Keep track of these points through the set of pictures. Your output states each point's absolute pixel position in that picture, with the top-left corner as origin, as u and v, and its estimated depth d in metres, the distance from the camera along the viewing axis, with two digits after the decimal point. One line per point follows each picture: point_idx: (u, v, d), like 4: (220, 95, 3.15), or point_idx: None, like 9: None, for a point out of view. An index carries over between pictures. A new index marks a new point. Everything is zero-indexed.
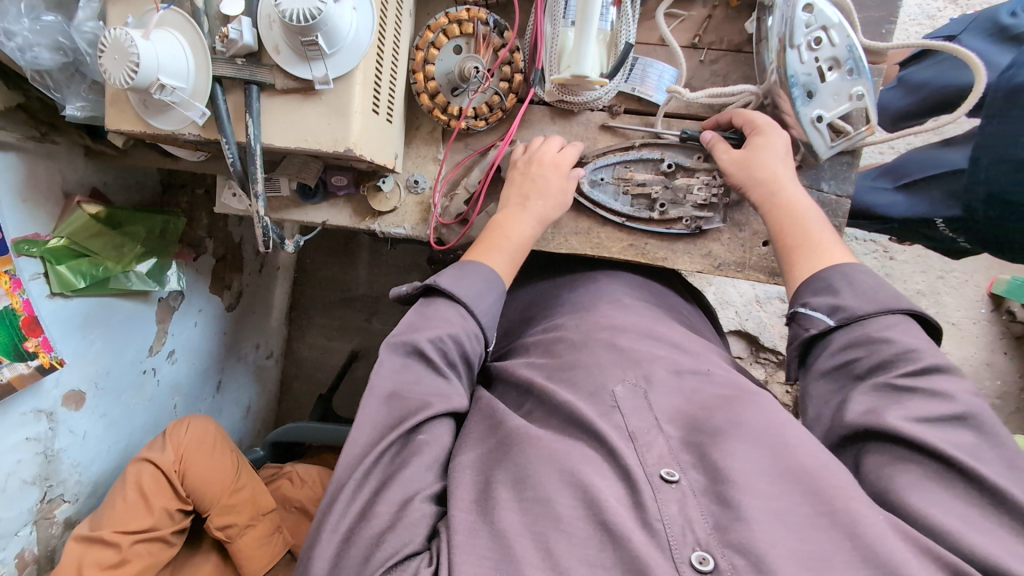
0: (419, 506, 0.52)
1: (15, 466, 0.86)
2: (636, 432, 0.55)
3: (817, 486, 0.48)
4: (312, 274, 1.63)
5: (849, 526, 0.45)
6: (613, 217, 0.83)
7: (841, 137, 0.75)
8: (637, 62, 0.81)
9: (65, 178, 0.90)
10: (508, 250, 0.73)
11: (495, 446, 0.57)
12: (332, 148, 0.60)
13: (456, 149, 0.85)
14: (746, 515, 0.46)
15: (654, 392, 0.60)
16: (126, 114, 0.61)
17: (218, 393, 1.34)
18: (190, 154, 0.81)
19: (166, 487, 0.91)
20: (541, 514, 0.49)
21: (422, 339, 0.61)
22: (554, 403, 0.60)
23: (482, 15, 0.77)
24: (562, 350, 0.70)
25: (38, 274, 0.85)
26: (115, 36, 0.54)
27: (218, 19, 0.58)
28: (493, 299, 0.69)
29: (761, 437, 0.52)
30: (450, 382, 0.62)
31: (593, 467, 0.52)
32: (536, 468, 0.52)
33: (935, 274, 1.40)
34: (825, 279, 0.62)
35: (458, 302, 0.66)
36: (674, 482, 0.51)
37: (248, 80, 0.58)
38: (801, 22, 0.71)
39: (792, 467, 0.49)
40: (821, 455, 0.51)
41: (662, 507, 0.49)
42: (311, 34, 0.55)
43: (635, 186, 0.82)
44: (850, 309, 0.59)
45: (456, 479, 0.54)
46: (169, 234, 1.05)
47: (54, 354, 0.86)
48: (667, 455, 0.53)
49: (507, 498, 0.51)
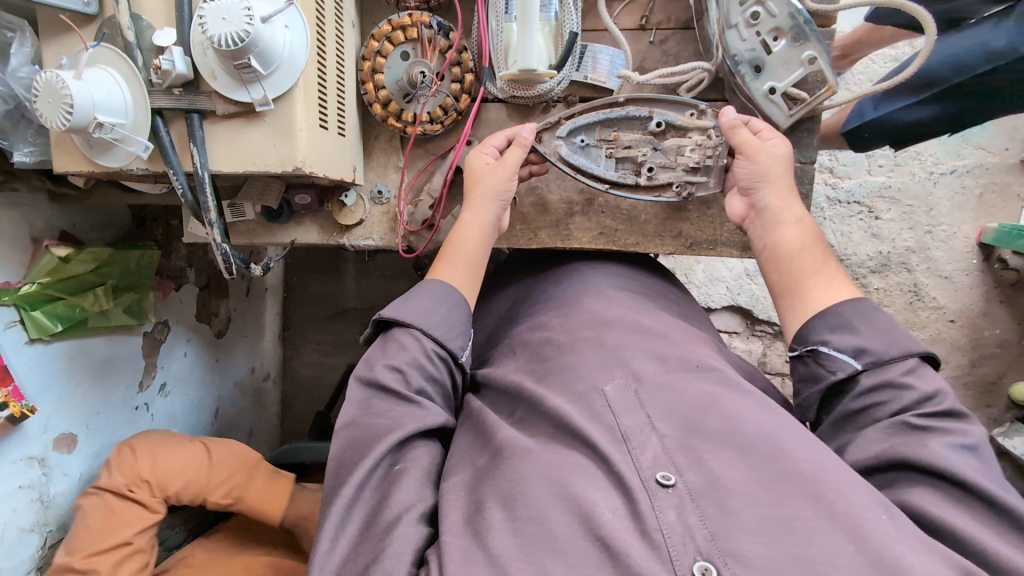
0: (407, 529, 0.53)
1: (11, 515, 0.86)
2: (629, 433, 0.55)
3: (816, 490, 0.47)
4: (300, 292, 1.62)
5: (852, 529, 0.45)
6: (596, 184, 0.81)
7: (800, 104, 0.75)
8: (586, 49, 0.80)
9: (31, 224, 0.90)
10: (460, 262, 0.73)
11: (487, 464, 0.57)
12: (281, 168, 0.59)
13: (416, 155, 0.84)
14: (746, 525, 0.46)
15: (645, 389, 0.59)
16: (73, 155, 0.61)
17: (216, 420, 1.35)
18: (151, 187, 0.81)
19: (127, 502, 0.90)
20: (537, 533, 0.49)
21: (380, 371, 0.62)
22: (543, 411, 0.60)
23: (425, 19, 0.76)
24: (545, 350, 0.69)
25: (13, 322, 0.85)
26: (46, 79, 0.54)
27: (152, 51, 0.57)
28: (445, 310, 0.68)
29: (759, 450, 0.52)
30: (424, 408, 0.61)
31: (586, 480, 0.52)
32: (531, 483, 0.52)
33: (923, 230, 1.40)
34: (839, 313, 0.61)
35: (410, 325, 0.65)
36: (671, 486, 0.50)
37: (188, 109, 0.57)
38: (734, 3, 0.71)
39: (788, 474, 0.49)
40: (821, 458, 0.51)
41: (660, 515, 0.48)
42: (244, 57, 0.54)
43: (621, 149, 0.79)
44: (875, 351, 0.58)
45: (448, 499, 0.55)
46: (145, 268, 1.05)
47: (25, 402, 0.85)
48: (662, 457, 0.52)
49: (499, 519, 0.51)
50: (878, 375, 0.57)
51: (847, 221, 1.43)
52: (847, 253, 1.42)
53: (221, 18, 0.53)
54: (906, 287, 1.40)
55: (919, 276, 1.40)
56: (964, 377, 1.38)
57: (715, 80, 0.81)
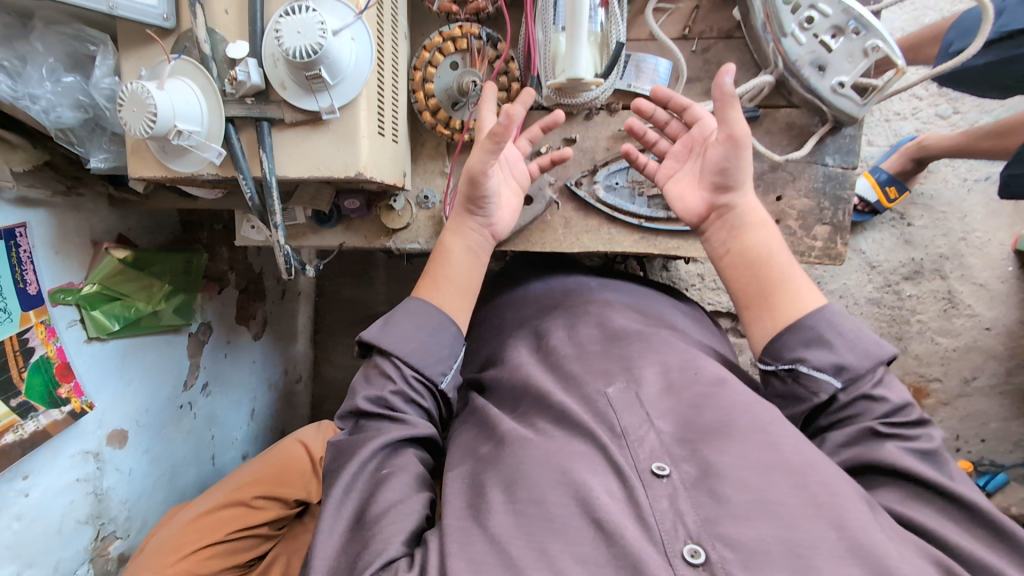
0: (401, 514, 0.57)
1: (68, 507, 0.89)
2: (627, 428, 0.57)
3: (802, 480, 0.51)
4: (333, 296, 1.66)
5: (835, 518, 0.48)
6: (631, 219, 0.85)
7: (871, 92, 0.76)
8: (630, 58, 0.82)
9: (92, 227, 0.93)
10: (453, 289, 0.73)
11: (490, 453, 0.60)
12: (344, 174, 0.62)
13: (462, 161, 0.87)
14: (736, 512, 0.49)
15: (646, 392, 0.61)
16: (147, 161, 0.64)
17: (253, 421, 1.39)
18: (209, 193, 0.84)
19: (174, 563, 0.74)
20: (535, 515, 0.51)
21: (360, 401, 0.64)
22: (547, 401, 0.63)
23: (475, 30, 0.78)
24: (553, 355, 0.70)
25: (74, 321, 0.89)
26: (132, 90, 0.56)
27: (225, 63, 0.60)
28: (444, 338, 0.69)
29: (753, 439, 0.54)
30: (414, 424, 0.64)
31: (586, 465, 0.54)
32: (531, 469, 0.55)
33: (956, 236, 1.38)
34: (813, 326, 0.62)
35: (391, 354, 0.66)
36: (665, 476, 0.53)
37: (259, 118, 0.60)
38: (785, 11, 0.72)
39: (780, 463, 0.52)
40: (807, 450, 0.54)
41: (653, 502, 0.51)
42: (315, 68, 0.57)
43: (650, 187, 0.85)
44: (852, 368, 0.60)
45: (448, 491, 0.58)
46: (193, 271, 1.10)
47: (85, 398, 0.89)
48: (658, 449, 0.55)
49: (499, 502, 0.53)
50: (854, 391, 0.60)
51: (878, 228, 1.42)
52: (878, 260, 1.41)
53: (295, 31, 0.55)
54: (940, 294, 1.39)
55: (953, 283, 1.39)
56: (1004, 387, 1.37)
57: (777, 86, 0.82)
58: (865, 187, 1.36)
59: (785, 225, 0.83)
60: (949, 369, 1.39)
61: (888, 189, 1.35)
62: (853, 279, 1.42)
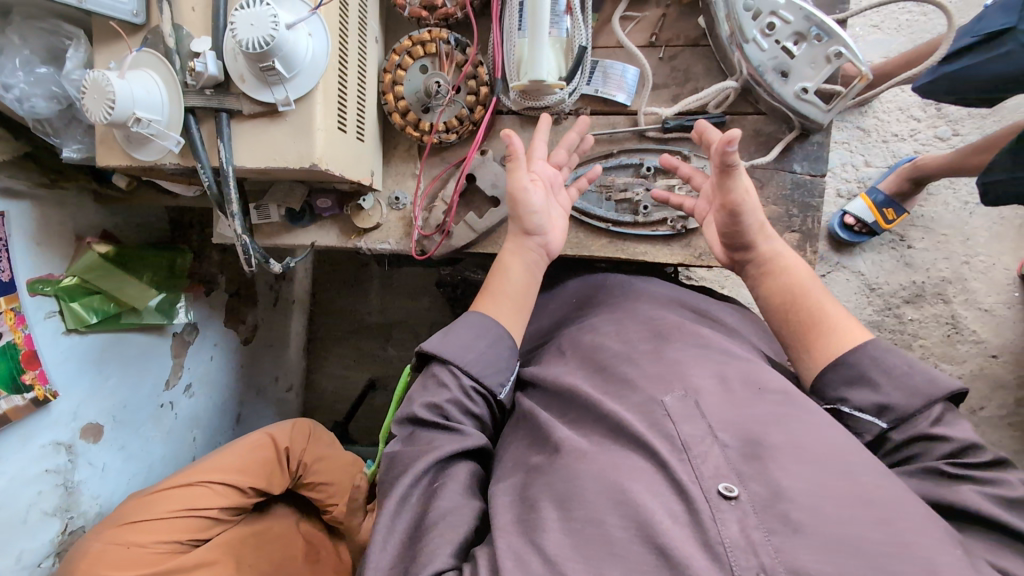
0: (449, 526, 0.55)
1: (36, 498, 0.90)
2: (689, 441, 0.53)
3: (884, 515, 0.46)
4: (326, 305, 1.67)
5: (925, 563, 0.43)
6: (598, 223, 0.85)
7: (837, 99, 0.75)
8: (597, 65, 0.83)
9: (76, 223, 0.97)
10: (513, 306, 0.72)
11: (539, 464, 0.57)
12: (298, 164, 0.63)
13: (432, 163, 0.88)
14: (815, 544, 0.44)
15: (707, 402, 0.56)
16: (113, 150, 0.66)
17: (237, 425, 1.40)
18: (185, 189, 0.86)
19: (143, 524, 0.81)
20: (594, 535, 0.48)
21: (415, 407, 0.62)
22: (600, 411, 0.59)
23: (443, 35, 0.81)
24: (599, 353, 0.67)
25: (53, 312, 0.91)
26: (94, 79, 0.59)
27: (188, 56, 0.63)
28: (485, 344, 0.67)
29: (828, 466, 0.50)
30: (467, 434, 0.62)
31: (644, 484, 0.50)
32: (586, 485, 0.52)
33: (960, 259, 1.36)
34: (854, 364, 0.59)
35: (448, 363, 0.64)
36: (734, 498, 0.48)
37: (217, 109, 0.62)
38: (747, 18, 0.73)
39: (858, 495, 0.47)
40: (886, 483, 0.49)
41: (722, 527, 0.46)
42: (267, 60, 0.59)
43: (618, 192, 0.84)
44: (898, 408, 0.56)
45: (498, 502, 0.56)
46: (177, 271, 1.12)
47: (49, 385, 0.90)
48: (724, 467, 0.50)
49: (553, 519, 0.51)
50: (907, 431, 0.56)
51: (879, 250, 1.39)
52: (877, 282, 1.38)
53: (249, 24, 0.57)
54: (943, 318, 1.36)
55: (956, 307, 1.36)
56: (1013, 417, 1.32)
57: (744, 93, 0.82)
58: (861, 207, 1.32)
59: None
60: None
61: (886, 211, 1.31)
62: (852, 301, 1.38)
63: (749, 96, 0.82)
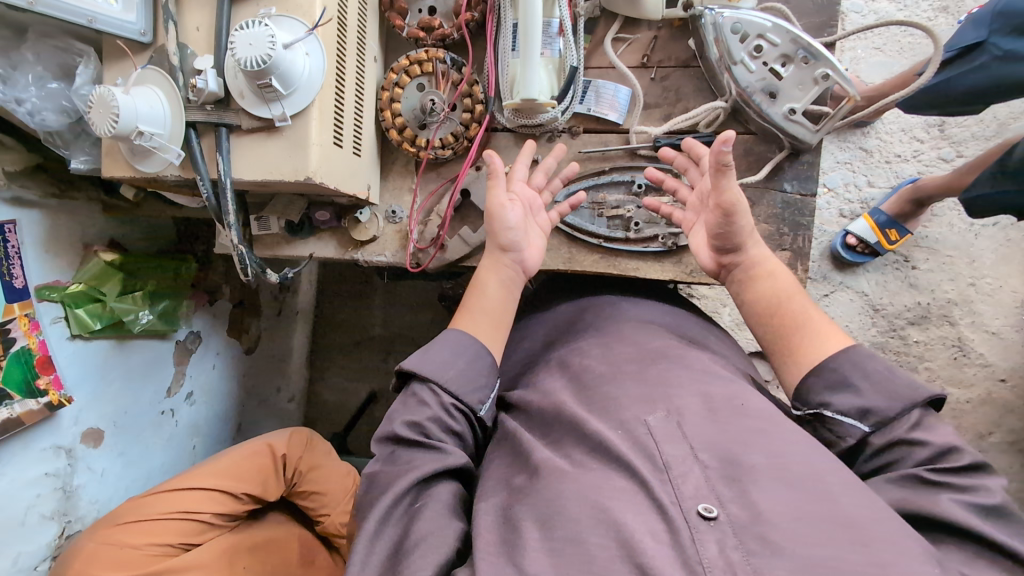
0: (431, 546, 0.55)
1: (34, 500, 0.91)
2: (671, 462, 0.53)
3: (861, 536, 0.46)
4: (330, 317, 1.69)
5: None
6: (591, 239, 0.86)
7: (825, 120, 0.77)
8: (589, 85, 0.85)
9: (83, 231, 1.00)
10: (488, 320, 0.73)
11: (523, 484, 0.58)
12: (294, 178, 0.65)
13: (428, 178, 0.90)
14: (791, 563, 0.44)
15: (689, 423, 0.57)
16: (118, 162, 0.69)
17: (237, 434, 1.41)
18: (190, 201, 0.89)
19: (134, 525, 0.83)
20: (575, 554, 0.49)
21: (397, 426, 0.62)
22: (583, 431, 0.60)
23: (440, 55, 0.83)
24: (585, 375, 0.68)
25: (58, 317, 0.94)
26: (99, 93, 0.62)
27: (191, 73, 0.66)
28: (466, 360, 0.68)
29: (806, 487, 0.50)
30: (448, 451, 0.62)
31: (625, 503, 0.51)
32: (568, 504, 0.52)
33: (966, 281, 1.35)
34: (835, 369, 0.61)
35: (429, 381, 0.66)
36: (713, 519, 0.48)
37: (217, 123, 0.65)
38: (736, 41, 0.75)
39: (836, 517, 0.47)
40: (867, 506, 0.49)
41: (700, 548, 0.47)
42: (266, 77, 0.61)
43: (609, 209, 0.85)
44: (880, 411, 0.57)
45: (478, 523, 0.56)
46: (181, 278, 1.15)
47: (65, 392, 0.93)
48: (704, 487, 0.51)
49: (535, 538, 0.51)
50: (887, 435, 0.57)
51: (883, 270, 1.38)
52: (881, 302, 1.37)
53: (248, 44, 0.60)
54: (949, 340, 1.35)
55: (963, 329, 1.34)
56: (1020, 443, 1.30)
57: (734, 114, 0.83)
58: (864, 227, 1.32)
59: None
60: (962, 422, 1.33)
61: (888, 231, 1.31)
62: (855, 321, 1.38)
63: (739, 116, 0.83)
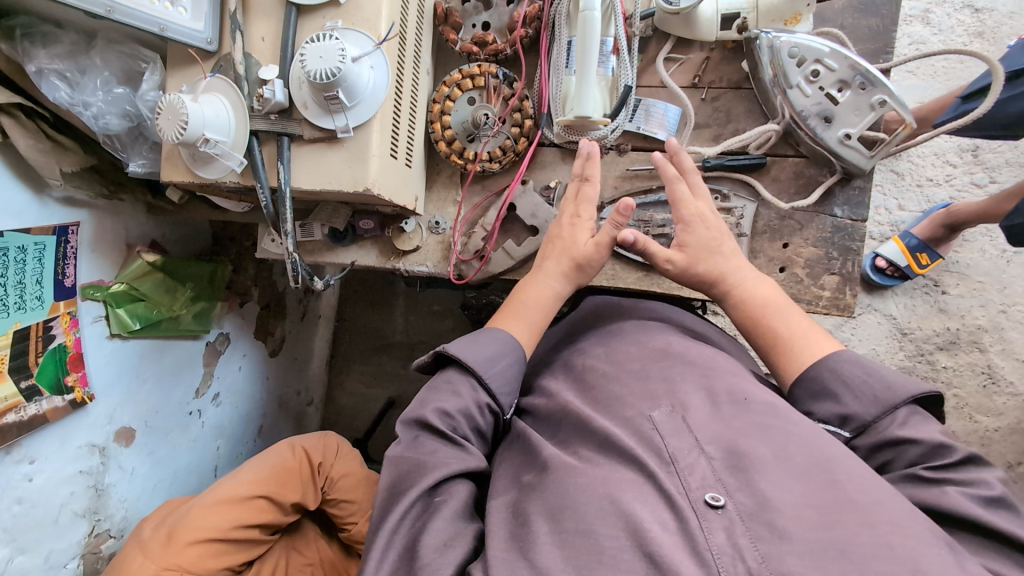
0: (443, 540, 0.54)
1: (68, 498, 0.90)
2: (676, 454, 0.53)
3: (870, 519, 0.45)
4: (352, 323, 1.70)
5: (910, 561, 0.42)
6: (636, 257, 0.86)
7: (880, 145, 0.76)
8: (640, 103, 0.86)
9: (127, 231, 1.01)
10: (532, 322, 0.74)
11: (533, 481, 0.57)
12: (353, 189, 0.66)
13: (473, 191, 0.90)
14: (801, 550, 0.43)
15: (694, 418, 0.56)
16: (178, 167, 0.69)
17: (259, 437, 1.41)
18: (235, 206, 0.90)
19: (189, 547, 0.80)
20: (584, 545, 0.48)
21: (426, 411, 0.62)
22: (590, 428, 0.59)
23: (492, 69, 0.84)
24: (588, 376, 0.67)
25: (100, 317, 0.95)
26: (169, 100, 0.62)
27: (256, 83, 0.67)
28: (507, 363, 0.68)
29: (809, 471, 0.49)
30: (469, 452, 0.62)
31: (634, 494, 0.50)
32: (577, 497, 0.52)
33: (996, 308, 1.34)
34: (816, 377, 0.61)
35: (470, 372, 0.66)
36: (721, 508, 0.48)
37: (280, 133, 0.65)
38: (792, 64, 0.76)
39: (847, 502, 0.46)
40: (877, 490, 0.48)
41: (709, 536, 0.46)
42: (333, 90, 0.62)
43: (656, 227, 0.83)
44: (859, 416, 0.57)
45: (491, 520, 0.55)
46: (216, 282, 1.17)
47: (88, 389, 0.92)
48: (711, 477, 0.50)
49: (544, 531, 0.50)
50: (869, 439, 0.57)
51: (913, 294, 1.37)
52: (910, 327, 1.36)
53: (318, 56, 0.61)
54: (978, 367, 1.33)
55: (993, 357, 1.33)
56: None
57: (786, 136, 0.83)
58: (893, 251, 1.30)
59: (790, 271, 0.82)
60: (991, 449, 1.29)
61: (919, 254, 1.28)
62: (883, 345, 1.36)
63: (790, 138, 0.83)
